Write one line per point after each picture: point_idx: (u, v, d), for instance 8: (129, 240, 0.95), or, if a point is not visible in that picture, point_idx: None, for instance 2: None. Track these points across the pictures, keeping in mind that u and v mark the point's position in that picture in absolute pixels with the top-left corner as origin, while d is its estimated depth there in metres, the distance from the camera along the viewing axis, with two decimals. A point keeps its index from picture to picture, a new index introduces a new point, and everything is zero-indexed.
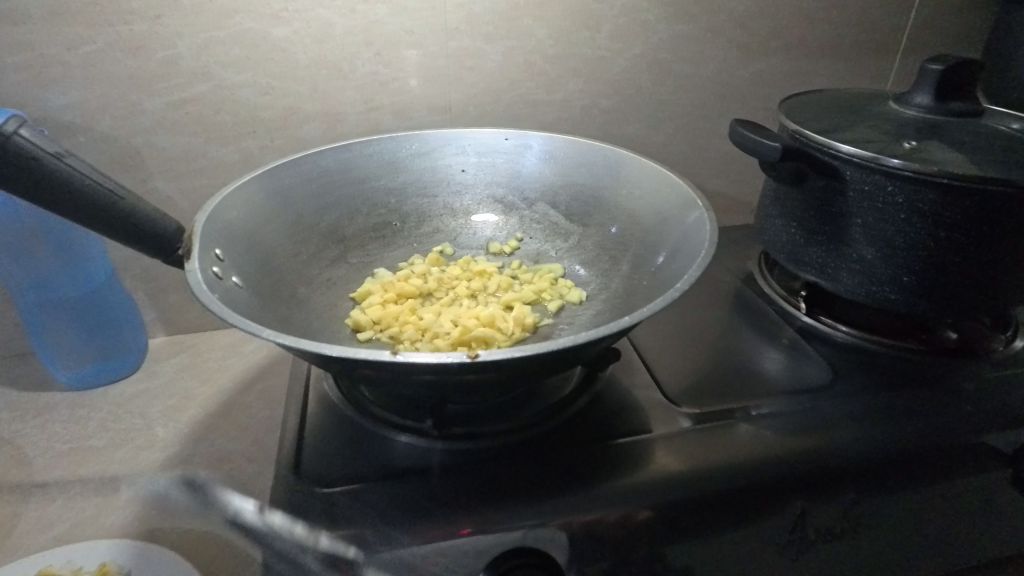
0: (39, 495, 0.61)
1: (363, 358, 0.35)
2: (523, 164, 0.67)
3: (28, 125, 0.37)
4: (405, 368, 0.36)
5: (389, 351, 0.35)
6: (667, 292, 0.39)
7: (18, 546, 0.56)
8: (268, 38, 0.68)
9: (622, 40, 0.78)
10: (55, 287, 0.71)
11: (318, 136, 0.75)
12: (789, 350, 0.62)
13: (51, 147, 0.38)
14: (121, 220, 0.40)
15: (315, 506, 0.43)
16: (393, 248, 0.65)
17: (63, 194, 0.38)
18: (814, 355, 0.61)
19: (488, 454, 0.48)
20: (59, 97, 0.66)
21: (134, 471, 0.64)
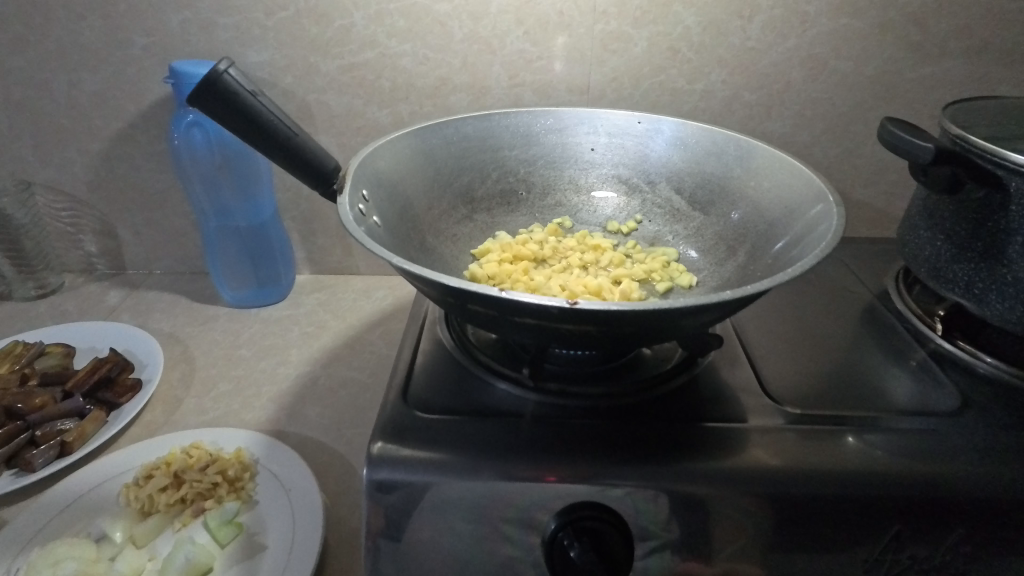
0: (199, 385, 0.73)
1: (475, 292, 0.39)
2: (653, 148, 0.67)
3: (236, 66, 0.44)
4: (510, 307, 0.39)
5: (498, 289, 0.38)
6: (776, 274, 0.39)
7: (179, 422, 0.68)
8: (431, 12, 0.74)
9: (776, 32, 0.75)
10: (233, 213, 0.83)
11: (463, 107, 0.80)
12: (916, 372, 0.58)
13: (250, 86, 0.45)
14: (294, 153, 0.47)
15: (416, 427, 0.48)
16: (517, 216, 0.69)
17: (253, 126, 0.45)
18: (944, 381, 0.56)
19: (577, 412, 0.50)
20: (255, 54, 0.77)
21: (272, 380, 0.74)
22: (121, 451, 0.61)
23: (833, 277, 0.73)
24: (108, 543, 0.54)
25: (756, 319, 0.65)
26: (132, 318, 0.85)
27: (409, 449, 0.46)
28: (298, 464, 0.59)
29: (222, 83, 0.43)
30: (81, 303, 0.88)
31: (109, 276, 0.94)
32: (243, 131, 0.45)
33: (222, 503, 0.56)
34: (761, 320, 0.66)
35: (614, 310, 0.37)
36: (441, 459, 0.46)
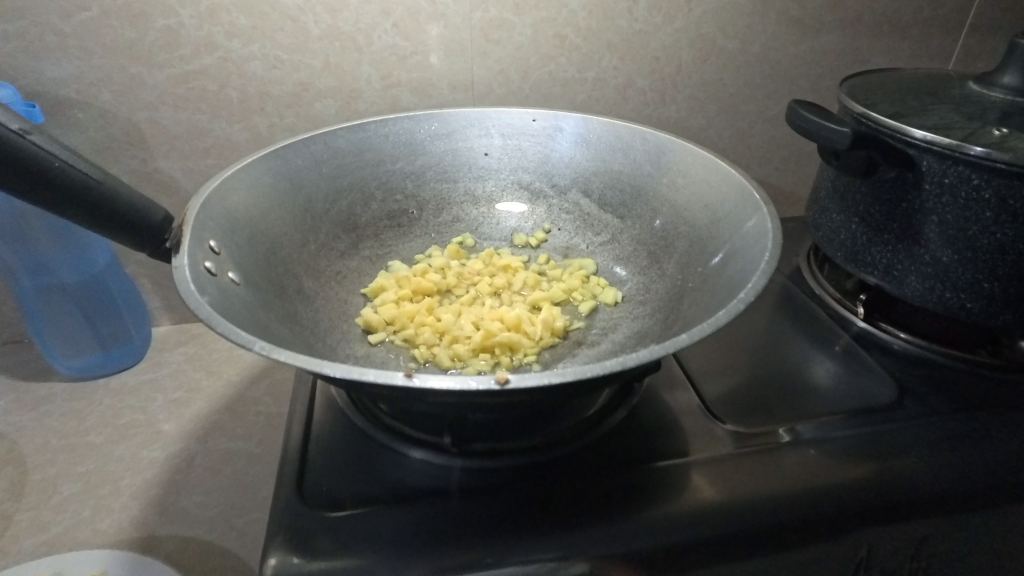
0: (34, 493, 0.57)
1: (374, 380, 0.30)
2: (554, 148, 0.61)
3: None
4: (420, 393, 0.30)
5: (402, 374, 0.30)
6: (728, 306, 0.34)
7: (10, 549, 0.53)
8: (277, 5, 0.62)
9: (663, 12, 0.71)
10: (55, 272, 0.66)
11: (332, 115, 0.69)
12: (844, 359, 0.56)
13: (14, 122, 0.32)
14: (106, 208, 0.35)
15: (319, 529, 0.39)
16: (410, 239, 0.60)
17: (33, 177, 0.32)
18: (872, 366, 0.54)
19: (513, 475, 0.43)
20: (53, 68, 0.61)
21: (133, 470, 0.60)
22: None
23: None
24: None
25: None
26: None
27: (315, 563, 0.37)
28: None
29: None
30: None
31: None
32: (19, 186, 0.32)
33: None
34: None
35: (556, 384, 0.30)
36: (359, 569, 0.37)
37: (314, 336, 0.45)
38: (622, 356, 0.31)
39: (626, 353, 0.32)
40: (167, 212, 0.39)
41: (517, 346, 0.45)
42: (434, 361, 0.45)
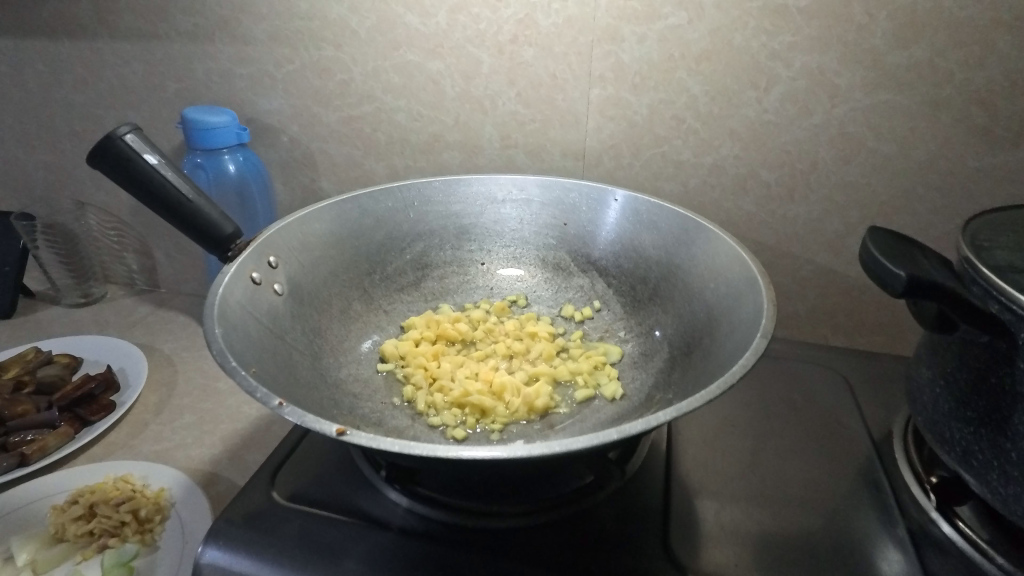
0: (167, 413, 0.76)
1: (260, 397, 0.36)
2: (625, 231, 0.60)
3: (136, 132, 0.47)
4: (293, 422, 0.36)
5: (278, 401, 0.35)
6: (597, 431, 0.34)
7: (135, 447, 0.71)
8: (424, 69, 0.73)
9: (798, 105, 0.65)
10: None
11: (456, 164, 0.78)
12: (880, 544, 0.46)
13: (150, 153, 0.48)
14: (188, 219, 0.48)
15: (263, 513, 0.47)
16: (471, 287, 0.65)
17: (148, 190, 0.47)
18: (908, 560, 0.44)
19: (437, 529, 0.45)
20: (267, 102, 0.80)
21: (231, 418, 0.74)
22: (58, 473, 0.64)
23: (832, 407, 0.62)
24: (11, 566, 0.56)
25: (706, 439, 0.57)
26: (145, 334, 0.91)
27: (243, 538, 0.45)
28: (205, 518, 0.59)
29: (116, 148, 0.46)
30: (112, 313, 0.96)
31: (145, 292, 1.02)
32: (139, 194, 0.47)
33: (125, 544, 0.57)
34: (713, 443, 0.56)
35: (386, 451, 0.33)
36: (268, 556, 0.44)
37: (330, 351, 0.53)
38: (461, 448, 0.33)
39: (471, 448, 0.33)
40: (237, 232, 0.49)
41: (486, 412, 0.47)
42: (415, 402, 0.50)
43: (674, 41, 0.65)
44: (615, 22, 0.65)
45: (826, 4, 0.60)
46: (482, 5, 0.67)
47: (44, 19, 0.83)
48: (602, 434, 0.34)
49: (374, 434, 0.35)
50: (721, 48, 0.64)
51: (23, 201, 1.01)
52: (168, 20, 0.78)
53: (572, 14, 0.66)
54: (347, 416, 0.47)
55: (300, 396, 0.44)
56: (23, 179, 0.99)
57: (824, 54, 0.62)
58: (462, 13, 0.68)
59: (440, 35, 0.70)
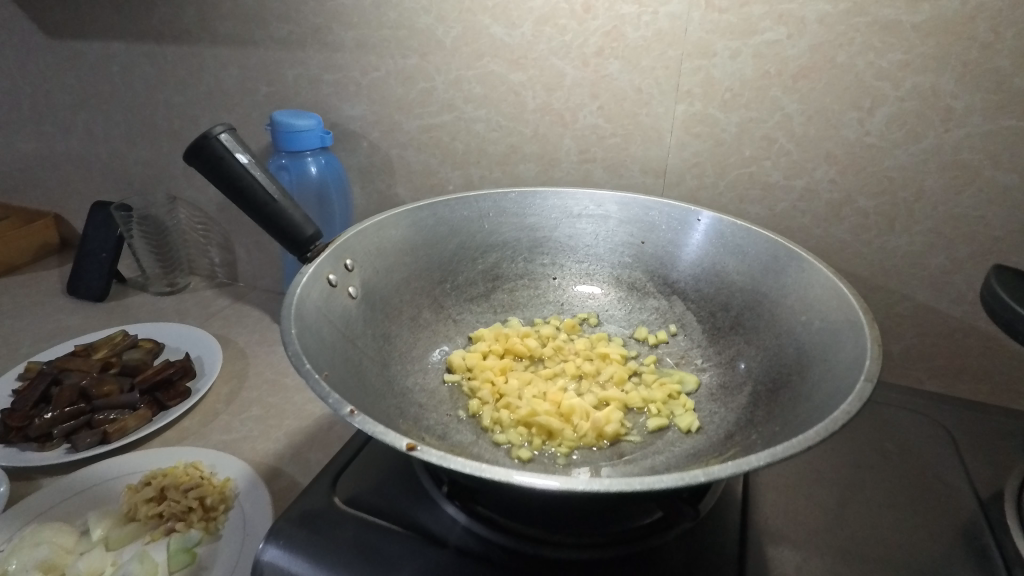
0: (237, 404, 0.78)
1: (331, 403, 0.36)
2: (707, 254, 0.57)
3: (229, 131, 0.47)
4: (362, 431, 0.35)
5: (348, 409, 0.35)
6: (681, 471, 0.31)
7: (205, 435, 0.73)
8: (506, 80, 0.73)
9: (906, 129, 0.61)
10: None
11: (531, 176, 0.77)
12: None
13: (242, 153, 0.48)
14: (273, 220, 0.48)
15: (323, 514, 0.47)
16: (540, 302, 0.63)
17: (239, 190, 0.48)
18: None
19: (493, 552, 0.44)
20: (351, 108, 0.82)
21: (296, 416, 0.76)
22: (134, 454, 0.67)
23: (929, 459, 0.56)
24: (87, 540, 0.58)
25: (785, 484, 0.53)
26: (222, 326, 0.95)
27: (301, 539, 0.45)
28: (266, 512, 0.60)
29: (209, 144, 0.46)
30: (194, 304, 1.01)
31: (224, 284, 1.07)
32: (230, 193, 0.48)
33: (189, 530, 0.59)
34: (792, 488, 0.52)
35: (455, 472, 0.32)
36: (324, 561, 0.43)
37: (398, 358, 0.52)
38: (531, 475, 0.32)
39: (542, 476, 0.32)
40: (317, 234, 0.50)
41: (553, 434, 0.45)
42: (481, 417, 0.49)
43: (770, 57, 0.62)
44: (707, 36, 0.63)
45: (945, 20, 0.55)
46: (569, 17, 0.67)
47: (155, 24, 0.89)
48: (686, 474, 0.32)
49: (444, 452, 0.34)
50: (822, 65, 0.60)
51: (123, 193, 1.08)
52: (264, 26, 0.82)
53: (662, 28, 0.64)
54: (412, 426, 0.46)
55: (368, 403, 0.44)
56: (125, 174, 1.05)
57: (939, 74, 0.57)
58: (549, 24, 0.68)
59: (525, 45, 0.70)
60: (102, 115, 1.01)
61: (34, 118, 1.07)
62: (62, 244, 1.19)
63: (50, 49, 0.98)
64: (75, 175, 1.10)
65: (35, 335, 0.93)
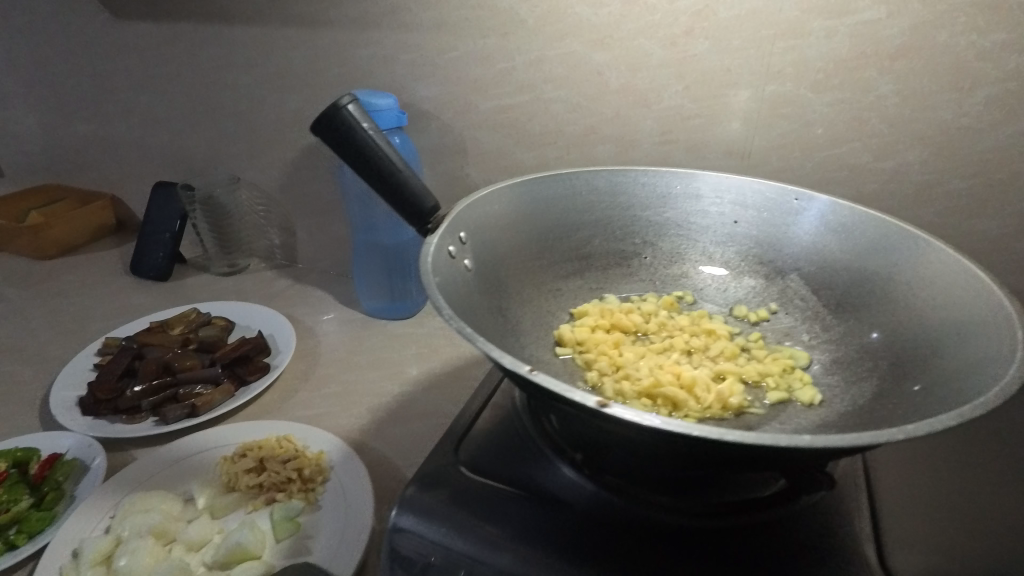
0: (314, 380, 0.79)
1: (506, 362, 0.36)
2: (806, 233, 0.58)
3: (356, 101, 0.47)
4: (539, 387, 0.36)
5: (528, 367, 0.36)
6: (874, 429, 0.32)
7: (287, 410, 0.74)
8: (588, 60, 0.73)
9: (1004, 110, 0.61)
10: (381, 230, 0.89)
11: (609, 158, 0.77)
12: None
13: (367, 123, 0.48)
14: (396, 191, 0.48)
15: (453, 480, 0.47)
16: (633, 280, 0.63)
17: (364, 160, 0.48)
18: None
19: (625, 518, 0.45)
20: (425, 88, 0.82)
21: (375, 392, 0.77)
22: (226, 427, 0.68)
23: None
24: (194, 507, 0.59)
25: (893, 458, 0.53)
26: (288, 306, 0.96)
27: (432, 501, 0.46)
28: (363, 482, 0.61)
29: (340, 116, 0.47)
30: (255, 285, 1.02)
31: (283, 266, 1.08)
32: (356, 163, 0.48)
33: (290, 500, 0.60)
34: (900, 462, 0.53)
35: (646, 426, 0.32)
36: (460, 523, 0.44)
37: (510, 331, 0.53)
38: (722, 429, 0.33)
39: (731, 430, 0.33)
40: (437, 205, 0.50)
41: (679, 405, 0.46)
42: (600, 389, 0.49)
43: (867, 37, 0.62)
44: (802, 16, 0.63)
45: None
46: None
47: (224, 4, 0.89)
48: (876, 433, 0.33)
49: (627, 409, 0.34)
50: (920, 46, 0.60)
51: (182, 175, 1.08)
52: (339, 7, 0.82)
53: (755, 7, 0.64)
54: None
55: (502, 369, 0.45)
56: (184, 155, 1.06)
57: None
58: (637, 4, 0.68)
59: (610, 25, 0.70)
60: (164, 97, 1.02)
61: (94, 99, 1.07)
62: (117, 225, 1.20)
63: (114, 30, 0.99)
64: (132, 157, 1.11)
65: (105, 312, 0.94)
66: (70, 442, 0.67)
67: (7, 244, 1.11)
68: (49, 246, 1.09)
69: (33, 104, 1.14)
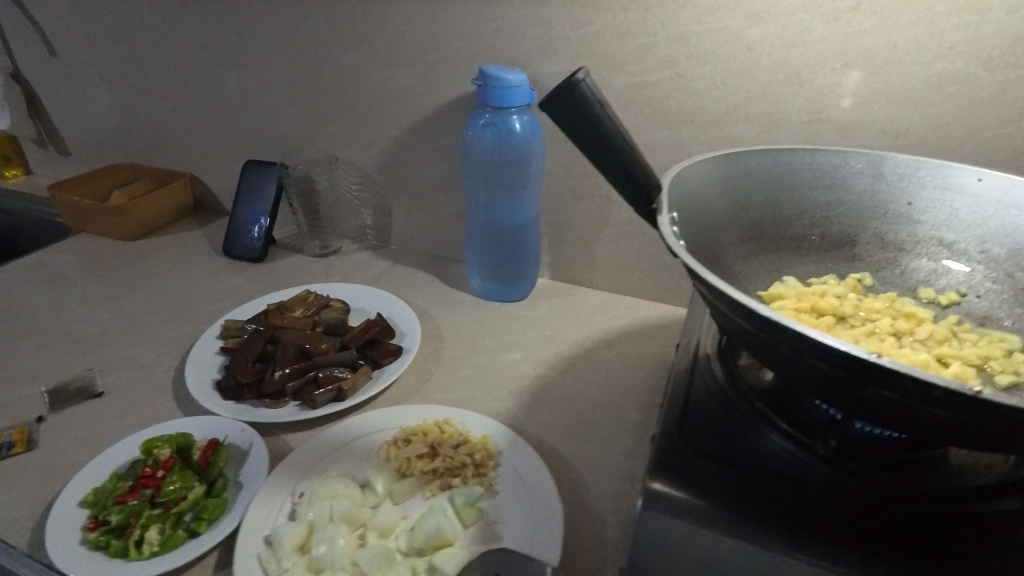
0: (446, 363, 0.78)
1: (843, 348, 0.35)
2: (993, 215, 0.58)
3: (592, 75, 0.44)
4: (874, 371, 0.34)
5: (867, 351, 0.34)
6: None
7: (429, 394, 0.73)
8: (740, 36, 0.71)
9: None
10: (500, 211, 0.87)
11: (750, 138, 0.76)
12: None
13: (599, 97, 0.45)
14: (623, 170, 0.46)
15: (694, 469, 0.46)
16: (806, 261, 0.62)
17: (595, 137, 0.45)
18: None
19: (875, 503, 0.44)
20: (553, 64, 0.80)
21: (511, 375, 0.76)
22: (382, 411, 0.67)
23: None
24: (372, 492, 0.59)
25: None
26: (393, 287, 0.94)
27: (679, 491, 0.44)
28: (539, 468, 0.60)
29: (580, 91, 0.44)
30: (354, 267, 1.00)
31: (376, 247, 1.06)
32: (586, 140, 0.46)
33: (467, 485, 0.59)
34: None
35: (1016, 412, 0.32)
36: (717, 513, 0.43)
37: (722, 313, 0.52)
38: None
39: None
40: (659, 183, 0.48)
41: None
42: None
43: None
44: None
45: None
46: None
47: None
48: None
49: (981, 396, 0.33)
50: None
51: (270, 153, 1.05)
52: None
53: None
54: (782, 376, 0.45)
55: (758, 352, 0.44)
56: (274, 133, 1.03)
57: None
58: None
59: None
60: (257, 72, 0.98)
61: (179, 74, 1.04)
62: (195, 205, 1.17)
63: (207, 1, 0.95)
64: (215, 134, 1.08)
65: (209, 294, 0.92)
66: (220, 426, 0.65)
67: (88, 223, 1.08)
68: (134, 227, 1.07)
69: (110, 79, 1.10)
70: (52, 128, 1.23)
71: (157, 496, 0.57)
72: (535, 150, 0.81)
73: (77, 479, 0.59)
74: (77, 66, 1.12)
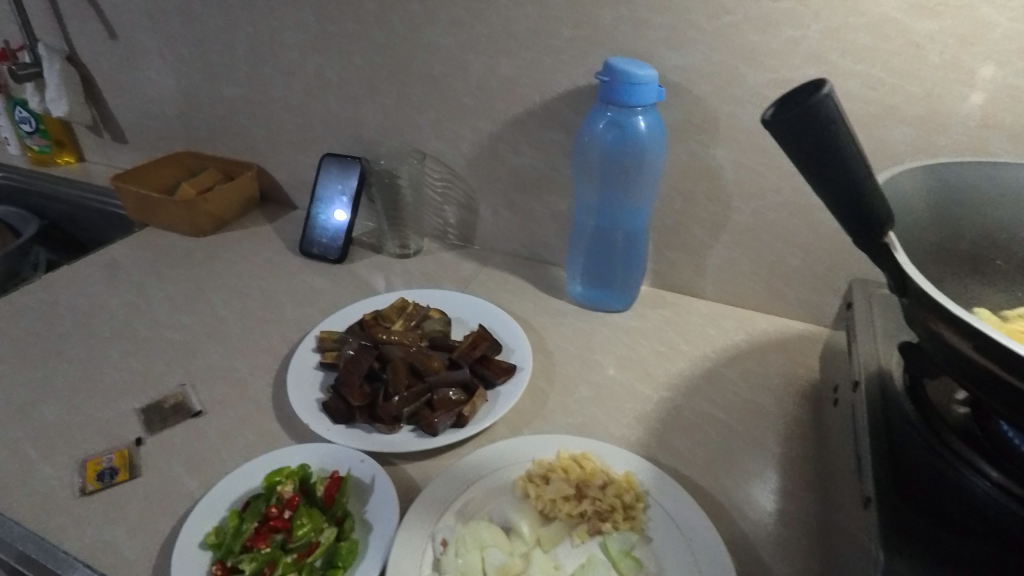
0: (560, 383, 0.73)
1: None
2: None
3: (837, 91, 0.37)
4: None
5: None
6: None
7: (549, 418, 0.68)
8: (908, 31, 0.63)
9: None
10: (612, 216, 0.82)
11: (905, 143, 0.68)
12: None
13: (840, 117, 0.38)
14: (853, 201, 0.40)
15: (928, 545, 0.41)
16: (996, 289, 0.55)
17: (827, 164, 0.39)
18: None
19: None
20: (681, 57, 0.72)
21: (633, 398, 0.70)
22: (510, 440, 0.62)
23: None
24: (518, 537, 0.55)
25: None
26: (486, 293, 0.89)
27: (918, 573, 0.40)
28: (695, 512, 0.54)
29: (823, 114, 0.37)
30: (439, 268, 0.95)
31: (458, 246, 1.00)
32: (815, 166, 0.39)
33: (619, 531, 0.54)
34: None
35: None
36: None
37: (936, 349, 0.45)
38: None
39: None
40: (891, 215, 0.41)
41: None
42: None
43: None
44: None
45: None
46: None
47: None
48: None
49: None
50: None
51: (347, 145, 0.99)
52: None
53: None
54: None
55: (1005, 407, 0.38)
56: (353, 124, 0.96)
57: None
58: None
59: None
60: (338, 59, 0.91)
61: (251, 60, 0.97)
62: (260, 197, 1.12)
63: None
64: (287, 124, 1.01)
65: (292, 298, 0.87)
66: (337, 455, 0.60)
67: (154, 215, 1.03)
68: (204, 221, 1.01)
69: (175, 64, 1.04)
70: (108, 113, 1.17)
71: (288, 541, 0.53)
72: (656, 151, 0.75)
73: (197, 514, 0.55)
74: (138, 49, 1.05)
